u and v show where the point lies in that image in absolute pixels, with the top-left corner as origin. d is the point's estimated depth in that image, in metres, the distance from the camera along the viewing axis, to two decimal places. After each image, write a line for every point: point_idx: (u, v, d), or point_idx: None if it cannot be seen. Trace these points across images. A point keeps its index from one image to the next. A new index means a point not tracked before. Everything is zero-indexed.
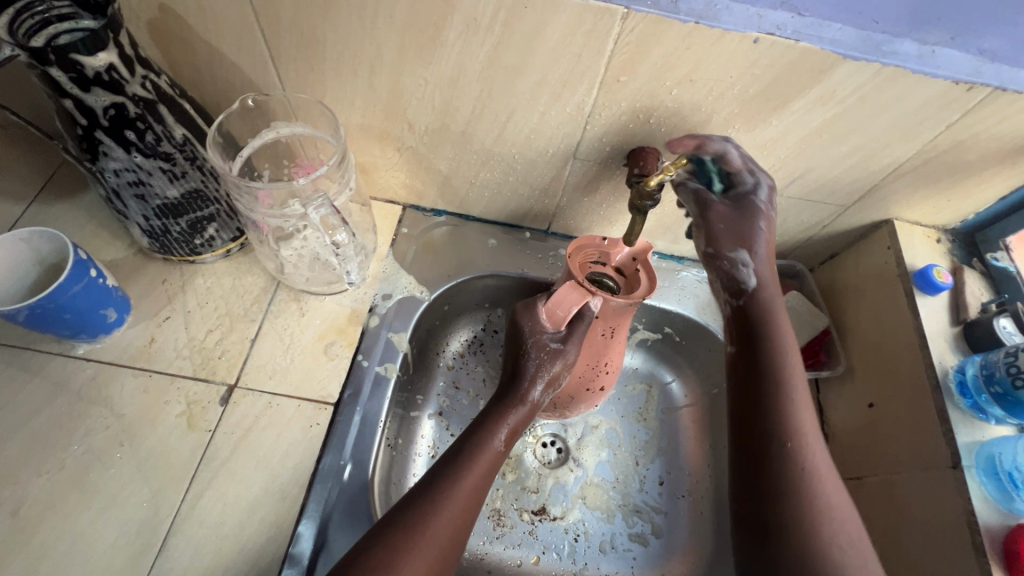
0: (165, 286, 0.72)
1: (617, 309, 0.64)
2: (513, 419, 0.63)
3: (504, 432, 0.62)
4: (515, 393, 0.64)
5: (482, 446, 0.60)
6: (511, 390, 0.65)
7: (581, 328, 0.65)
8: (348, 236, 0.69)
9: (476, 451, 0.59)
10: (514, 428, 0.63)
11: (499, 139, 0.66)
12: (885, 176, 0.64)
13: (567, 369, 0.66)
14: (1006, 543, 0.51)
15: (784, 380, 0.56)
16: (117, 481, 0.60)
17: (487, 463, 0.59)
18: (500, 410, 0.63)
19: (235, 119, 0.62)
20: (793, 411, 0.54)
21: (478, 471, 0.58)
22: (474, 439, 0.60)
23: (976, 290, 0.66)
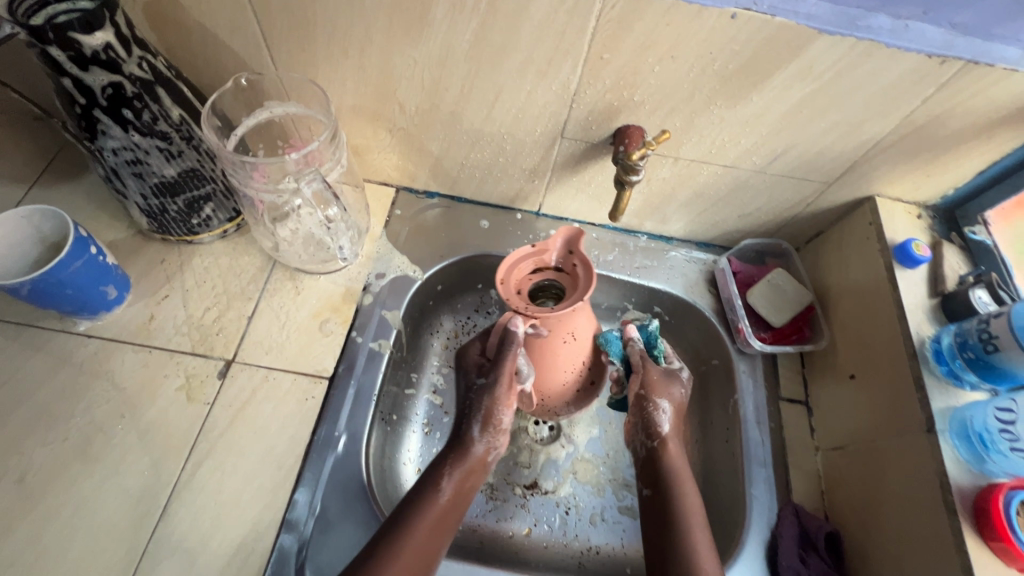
0: (163, 266, 0.73)
1: (562, 317, 0.61)
2: (459, 473, 0.62)
3: (447, 485, 0.61)
4: (461, 447, 0.64)
5: (426, 504, 0.59)
6: (456, 445, 0.65)
7: (507, 364, 0.64)
8: (340, 210, 0.72)
9: (418, 510, 0.58)
10: (458, 480, 0.62)
11: (488, 119, 0.68)
12: (865, 153, 0.65)
13: (504, 406, 0.65)
14: (976, 502, 0.53)
15: (675, 483, 0.63)
16: (118, 451, 0.62)
17: (434, 521, 0.58)
18: (442, 462, 0.63)
19: (230, 97, 0.64)
20: (686, 524, 0.59)
21: (426, 528, 0.57)
22: (417, 497, 0.59)
23: (954, 263, 0.68)
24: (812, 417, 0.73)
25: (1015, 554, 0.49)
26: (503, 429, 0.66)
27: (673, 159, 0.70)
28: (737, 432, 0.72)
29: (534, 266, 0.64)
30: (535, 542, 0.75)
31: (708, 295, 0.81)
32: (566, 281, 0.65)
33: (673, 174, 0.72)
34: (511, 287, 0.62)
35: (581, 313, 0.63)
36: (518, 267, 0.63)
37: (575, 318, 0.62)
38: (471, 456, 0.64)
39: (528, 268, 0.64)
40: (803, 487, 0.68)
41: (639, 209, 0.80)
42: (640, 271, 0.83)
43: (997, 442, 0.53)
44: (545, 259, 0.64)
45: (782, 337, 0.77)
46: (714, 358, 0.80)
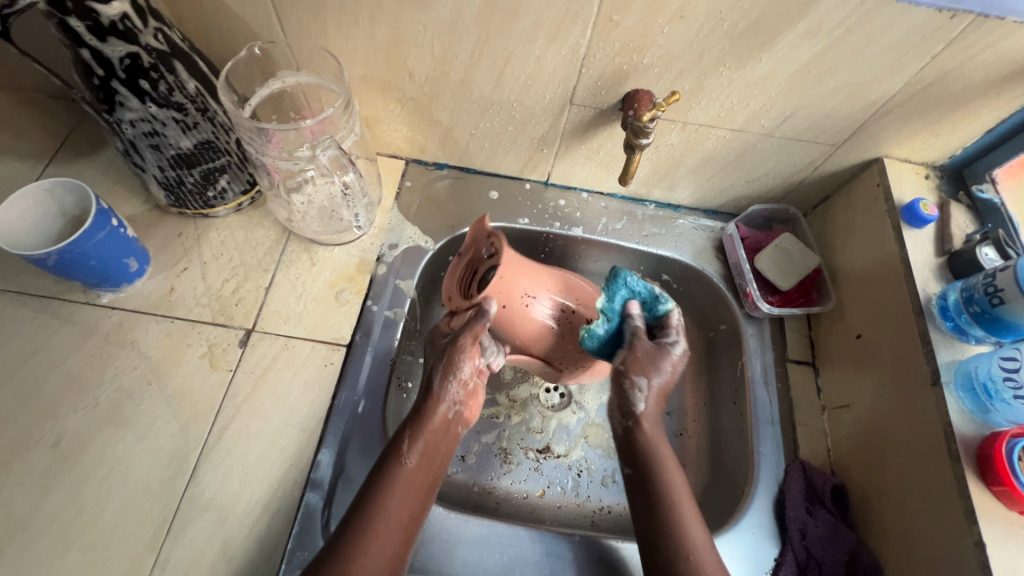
0: (181, 239, 0.75)
1: (495, 288, 0.66)
2: (422, 440, 0.62)
3: (411, 454, 0.61)
4: (420, 415, 0.63)
5: (393, 474, 0.59)
6: (415, 412, 0.64)
7: (477, 326, 0.66)
8: (356, 175, 0.73)
9: (385, 481, 0.58)
10: (422, 447, 0.61)
11: (497, 86, 0.68)
12: (873, 113, 0.65)
13: (467, 357, 0.65)
14: (980, 448, 0.54)
15: (657, 463, 0.63)
16: (147, 416, 0.64)
17: (403, 489, 0.59)
18: (400, 432, 0.62)
19: (243, 67, 0.64)
20: (676, 509, 0.59)
21: (396, 495, 0.58)
22: (384, 467, 0.60)
23: (961, 222, 0.68)
24: (819, 377, 0.74)
25: (1016, 497, 0.50)
26: (472, 386, 0.66)
27: (682, 123, 0.70)
28: (745, 393, 0.74)
29: (470, 267, 0.71)
30: (549, 503, 0.78)
31: (716, 262, 0.82)
32: (492, 260, 0.69)
33: (682, 139, 0.73)
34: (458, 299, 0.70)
35: (513, 270, 0.67)
36: (456, 277, 0.71)
37: (510, 283, 0.67)
38: (433, 423, 0.63)
39: (465, 273, 0.71)
40: (810, 444, 0.70)
41: (647, 176, 0.80)
42: (649, 239, 0.84)
43: (1001, 391, 0.54)
44: (473, 255, 0.71)
45: (789, 300, 0.78)
46: (721, 323, 0.82)
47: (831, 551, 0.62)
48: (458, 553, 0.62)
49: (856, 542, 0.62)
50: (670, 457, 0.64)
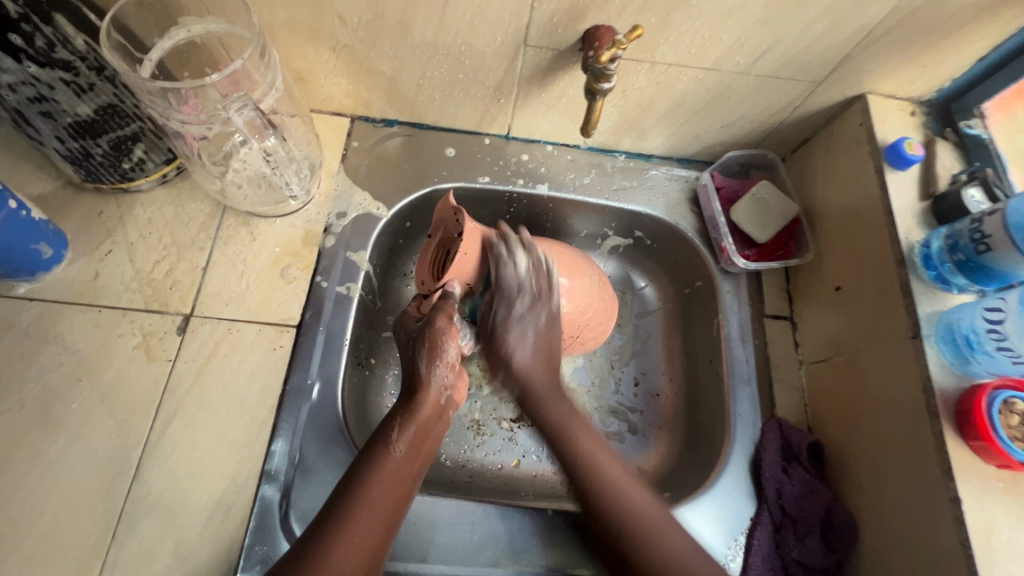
0: (101, 219, 0.67)
1: (458, 268, 0.63)
2: (413, 427, 0.59)
3: (400, 442, 0.57)
4: (410, 404, 0.60)
5: (379, 461, 0.55)
6: (405, 402, 0.61)
7: (449, 308, 0.63)
8: (278, 140, 0.64)
9: (370, 470, 0.54)
10: (413, 432, 0.58)
11: (441, 28, 0.60)
12: (858, 43, 0.59)
13: (450, 338, 0.62)
14: (958, 403, 0.52)
15: (570, 435, 0.61)
16: (80, 416, 0.59)
17: (389, 479, 0.54)
18: (391, 419, 0.59)
19: (137, 14, 0.55)
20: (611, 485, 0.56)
21: (384, 483, 0.54)
22: (371, 456, 0.56)
23: (947, 162, 0.64)
24: (797, 332, 0.72)
25: (994, 451, 0.49)
26: (459, 372, 0.64)
27: (650, 64, 0.63)
28: (721, 352, 0.71)
29: (442, 246, 0.66)
30: (525, 472, 0.75)
31: (690, 215, 0.78)
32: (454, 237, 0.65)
33: (650, 82, 0.66)
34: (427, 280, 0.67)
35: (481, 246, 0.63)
36: (428, 260, 0.67)
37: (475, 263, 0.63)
38: (423, 410, 0.60)
39: (438, 253, 0.66)
40: (787, 401, 0.69)
41: (615, 125, 0.74)
42: (620, 194, 0.78)
43: (984, 343, 0.51)
44: (443, 236, 0.66)
45: (766, 253, 0.74)
46: (697, 280, 0.78)
47: (806, 508, 0.61)
48: (427, 535, 0.60)
49: (832, 498, 0.61)
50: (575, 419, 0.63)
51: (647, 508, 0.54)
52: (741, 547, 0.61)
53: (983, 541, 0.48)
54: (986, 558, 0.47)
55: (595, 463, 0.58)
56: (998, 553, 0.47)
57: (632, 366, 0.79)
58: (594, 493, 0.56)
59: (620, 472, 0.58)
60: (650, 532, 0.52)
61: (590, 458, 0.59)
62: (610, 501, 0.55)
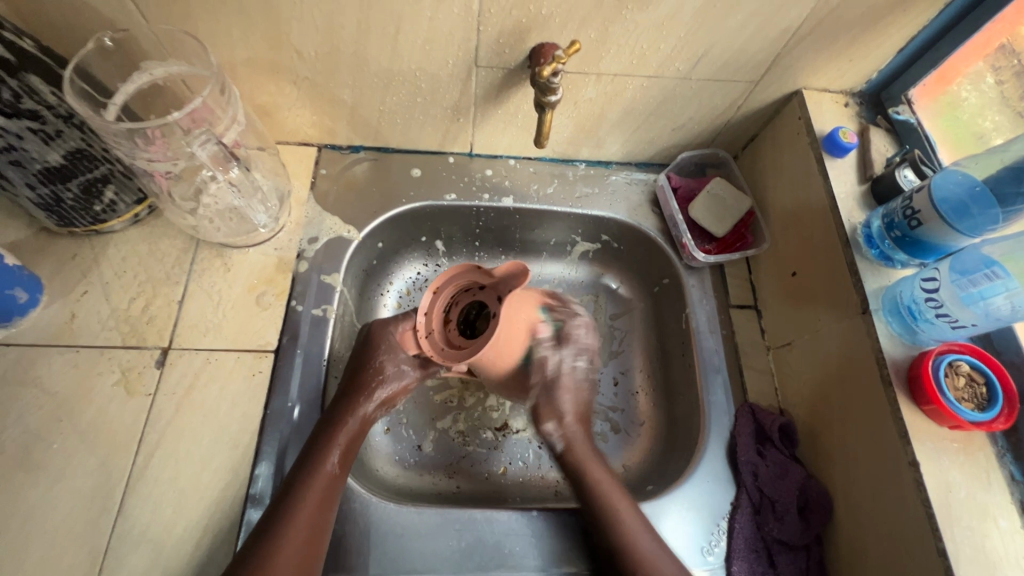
0: (76, 261, 0.68)
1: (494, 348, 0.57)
2: (344, 441, 0.60)
3: (336, 453, 0.58)
4: (340, 414, 0.61)
5: (311, 476, 0.56)
6: (331, 415, 0.61)
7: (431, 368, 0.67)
8: (241, 169, 0.67)
9: (301, 485, 0.55)
10: (346, 445, 0.60)
11: (394, 56, 0.63)
12: (785, 44, 0.63)
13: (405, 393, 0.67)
14: (909, 371, 0.55)
15: (584, 468, 0.63)
16: (61, 456, 0.59)
17: (320, 495, 0.56)
18: (327, 430, 0.60)
19: (97, 63, 0.57)
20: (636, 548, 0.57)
21: (314, 501, 0.55)
22: (302, 470, 0.56)
23: (882, 147, 0.68)
24: (762, 320, 0.75)
25: (944, 413, 0.51)
26: (394, 399, 0.65)
27: (596, 75, 0.67)
28: (691, 345, 0.74)
29: (475, 282, 0.59)
30: (512, 479, 0.75)
31: (652, 216, 0.81)
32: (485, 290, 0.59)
33: (599, 92, 0.70)
34: (435, 311, 0.60)
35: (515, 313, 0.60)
36: (456, 284, 0.59)
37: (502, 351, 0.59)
38: (351, 423, 0.61)
39: (467, 286, 0.60)
40: (757, 387, 0.71)
41: (571, 135, 0.77)
42: (584, 201, 0.81)
43: (924, 312, 0.54)
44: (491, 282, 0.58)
45: (726, 247, 0.77)
46: (664, 278, 0.80)
47: (783, 489, 0.62)
48: (411, 547, 0.60)
49: (806, 477, 0.63)
50: (592, 457, 0.64)
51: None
52: (724, 532, 0.62)
53: (942, 502, 0.50)
54: (947, 519, 0.49)
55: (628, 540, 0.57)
56: (957, 511, 0.49)
57: (611, 368, 0.80)
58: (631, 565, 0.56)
59: (652, 541, 0.58)
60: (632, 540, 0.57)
61: (623, 533, 0.58)
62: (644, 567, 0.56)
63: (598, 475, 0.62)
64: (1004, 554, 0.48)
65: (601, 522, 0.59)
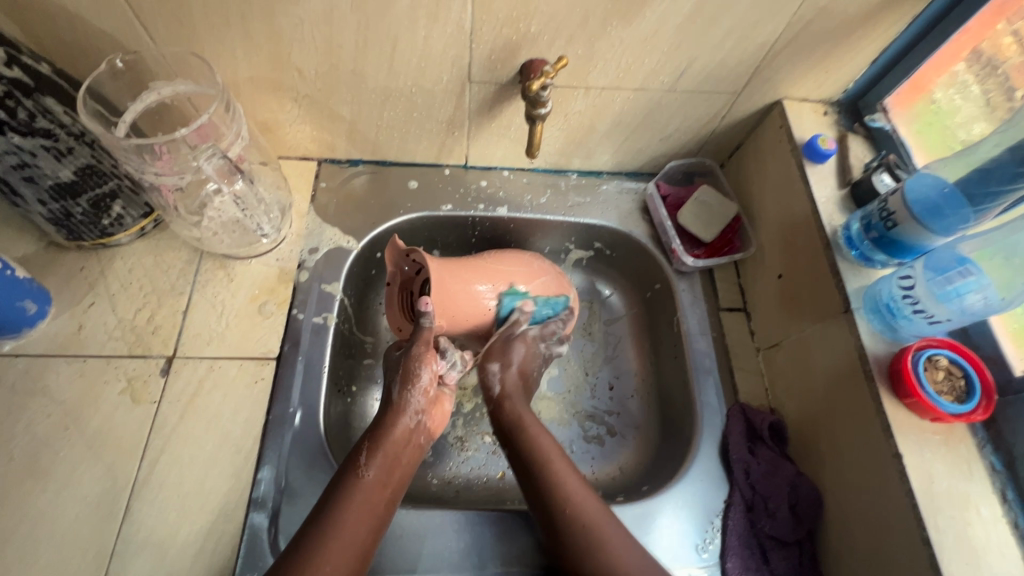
0: (83, 273, 0.70)
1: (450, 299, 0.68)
2: (381, 453, 0.60)
3: (370, 466, 0.58)
4: (381, 429, 0.62)
5: (350, 487, 0.57)
6: (376, 428, 0.62)
7: (426, 336, 0.64)
8: (246, 183, 0.71)
9: (342, 497, 0.56)
10: (382, 457, 0.59)
11: (391, 72, 0.66)
12: (764, 57, 0.67)
13: (424, 364, 0.65)
14: (889, 365, 0.56)
15: (546, 463, 0.62)
16: (68, 463, 0.61)
17: (360, 505, 0.56)
18: (362, 445, 0.60)
19: (108, 83, 0.60)
20: (583, 523, 0.57)
21: (354, 513, 0.55)
22: (340, 485, 0.57)
23: (860, 153, 0.71)
24: (751, 322, 0.77)
25: (925, 405, 0.53)
26: (434, 397, 0.66)
27: (584, 89, 0.70)
28: (682, 347, 0.76)
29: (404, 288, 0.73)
30: (511, 483, 0.76)
31: (642, 223, 0.83)
32: (423, 276, 0.71)
33: (588, 105, 0.73)
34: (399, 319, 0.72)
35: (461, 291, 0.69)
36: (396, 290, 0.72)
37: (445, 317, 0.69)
38: (393, 435, 0.62)
39: (403, 297, 0.73)
40: (748, 387, 0.72)
41: (562, 147, 0.80)
42: (576, 209, 0.84)
43: (902, 308, 0.56)
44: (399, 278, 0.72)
45: (715, 251, 0.80)
46: (656, 283, 0.83)
47: (774, 486, 0.63)
48: (411, 548, 0.61)
49: (796, 474, 0.64)
50: (535, 425, 0.66)
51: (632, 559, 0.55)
52: (718, 530, 0.63)
53: (925, 493, 0.51)
54: (930, 508, 0.51)
55: (566, 495, 0.59)
56: (939, 501, 0.51)
57: (605, 373, 0.82)
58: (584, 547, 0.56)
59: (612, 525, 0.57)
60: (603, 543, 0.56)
61: (597, 538, 0.56)
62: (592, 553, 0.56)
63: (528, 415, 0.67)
64: (986, 543, 0.50)
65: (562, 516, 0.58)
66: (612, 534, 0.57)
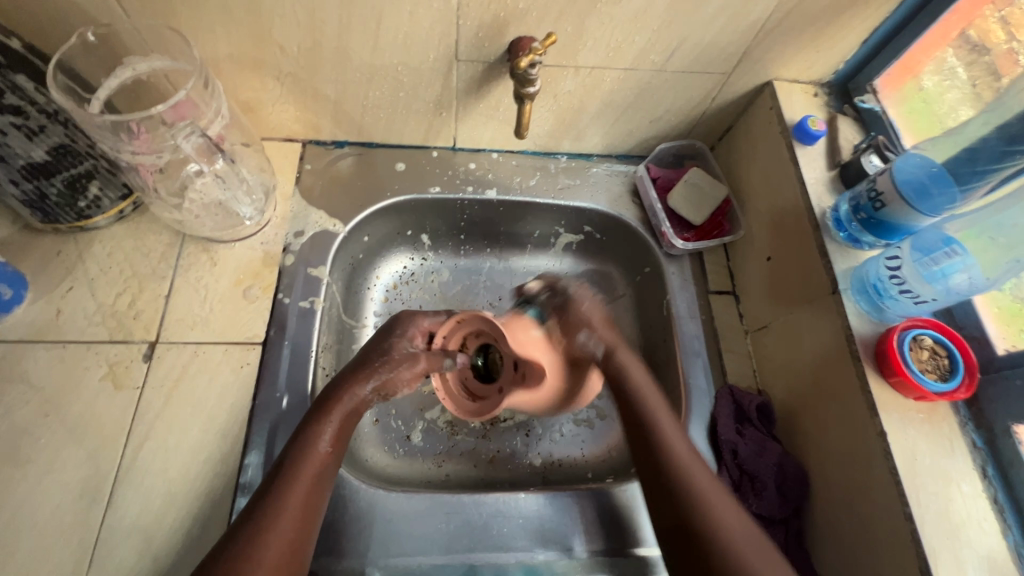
0: (60, 258, 0.68)
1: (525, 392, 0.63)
2: (337, 417, 0.57)
3: (327, 436, 0.55)
4: (335, 396, 0.58)
5: (304, 454, 0.54)
6: (324, 396, 0.59)
7: (434, 364, 0.64)
8: (227, 162, 0.69)
9: (295, 462, 0.53)
10: (338, 424, 0.57)
11: (376, 50, 0.64)
12: (755, 37, 0.66)
13: (406, 382, 0.62)
14: (875, 345, 0.57)
15: (651, 416, 0.58)
16: (49, 450, 0.59)
17: (310, 475, 0.53)
18: (319, 408, 0.57)
19: (79, 55, 0.58)
20: (687, 474, 0.54)
21: (302, 480, 0.52)
22: (295, 447, 0.54)
23: (849, 135, 0.71)
24: (740, 305, 0.77)
25: (909, 384, 0.53)
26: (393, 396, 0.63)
27: (574, 68, 0.69)
28: (671, 329, 0.76)
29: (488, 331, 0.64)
30: (501, 466, 0.76)
31: (632, 207, 0.82)
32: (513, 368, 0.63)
33: (578, 85, 0.71)
34: (456, 332, 0.66)
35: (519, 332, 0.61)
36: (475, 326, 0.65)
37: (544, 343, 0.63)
38: (343, 407, 0.58)
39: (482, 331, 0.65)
40: (736, 369, 0.73)
41: (552, 128, 0.79)
42: (566, 192, 0.83)
43: (889, 289, 0.57)
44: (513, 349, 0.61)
45: (704, 234, 0.80)
46: (645, 266, 0.82)
47: (760, 465, 0.64)
48: (400, 530, 0.61)
49: (783, 454, 0.65)
50: (658, 403, 0.59)
51: (734, 521, 0.51)
52: None
53: (909, 469, 0.52)
54: (913, 484, 0.51)
55: (674, 457, 0.55)
56: (922, 478, 0.52)
57: None
58: (694, 519, 0.51)
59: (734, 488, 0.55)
60: (716, 515, 0.51)
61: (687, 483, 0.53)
62: (697, 510, 0.52)
63: (641, 380, 0.60)
64: (967, 517, 0.51)
65: (669, 472, 0.55)
66: (699, 477, 0.54)
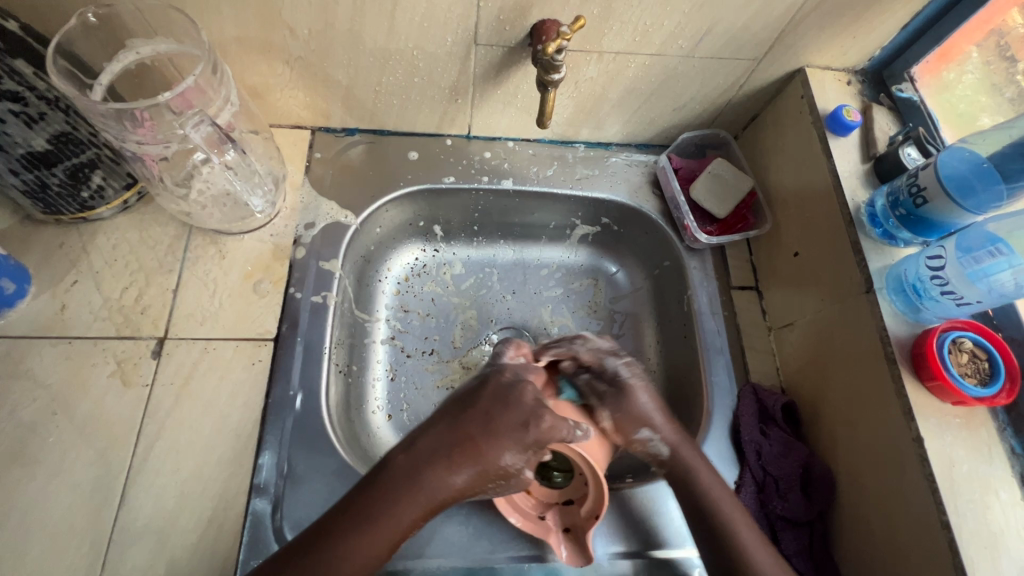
0: (64, 250, 0.66)
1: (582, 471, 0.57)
2: (472, 465, 0.53)
3: (461, 477, 0.53)
4: (481, 444, 0.53)
5: (433, 486, 0.52)
6: (479, 433, 0.53)
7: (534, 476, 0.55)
8: (237, 153, 0.67)
9: (405, 495, 0.51)
10: (475, 472, 0.53)
11: (392, 34, 0.61)
12: (789, 21, 0.63)
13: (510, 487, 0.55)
14: (912, 348, 0.55)
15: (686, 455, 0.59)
16: (58, 449, 0.58)
17: (416, 508, 0.52)
18: (459, 447, 0.53)
19: (79, 36, 0.55)
20: (729, 521, 0.55)
21: (402, 515, 0.51)
22: (427, 475, 0.52)
23: (884, 125, 0.68)
24: (763, 301, 0.75)
25: (949, 389, 0.52)
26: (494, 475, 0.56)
27: (598, 54, 0.65)
28: (693, 326, 0.74)
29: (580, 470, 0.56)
30: None
31: (652, 198, 0.80)
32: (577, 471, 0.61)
33: (601, 71, 0.68)
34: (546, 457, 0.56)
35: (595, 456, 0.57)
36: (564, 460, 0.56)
37: (601, 439, 0.59)
38: (485, 459, 0.53)
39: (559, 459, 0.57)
40: (759, 367, 0.71)
41: (572, 116, 0.76)
42: (584, 182, 0.80)
43: (929, 289, 0.55)
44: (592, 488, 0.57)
45: (728, 228, 0.77)
46: (665, 260, 0.80)
47: (785, 466, 0.62)
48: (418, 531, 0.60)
49: (809, 454, 0.63)
50: (680, 435, 0.60)
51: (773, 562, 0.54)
52: None
53: (945, 477, 0.50)
54: (950, 492, 0.50)
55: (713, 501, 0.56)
56: (959, 486, 0.50)
57: None
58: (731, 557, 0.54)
59: (755, 534, 0.55)
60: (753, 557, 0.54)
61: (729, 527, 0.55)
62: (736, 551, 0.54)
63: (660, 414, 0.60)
64: (1004, 526, 0.49)
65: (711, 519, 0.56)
66: (739, 519, 0.56)
